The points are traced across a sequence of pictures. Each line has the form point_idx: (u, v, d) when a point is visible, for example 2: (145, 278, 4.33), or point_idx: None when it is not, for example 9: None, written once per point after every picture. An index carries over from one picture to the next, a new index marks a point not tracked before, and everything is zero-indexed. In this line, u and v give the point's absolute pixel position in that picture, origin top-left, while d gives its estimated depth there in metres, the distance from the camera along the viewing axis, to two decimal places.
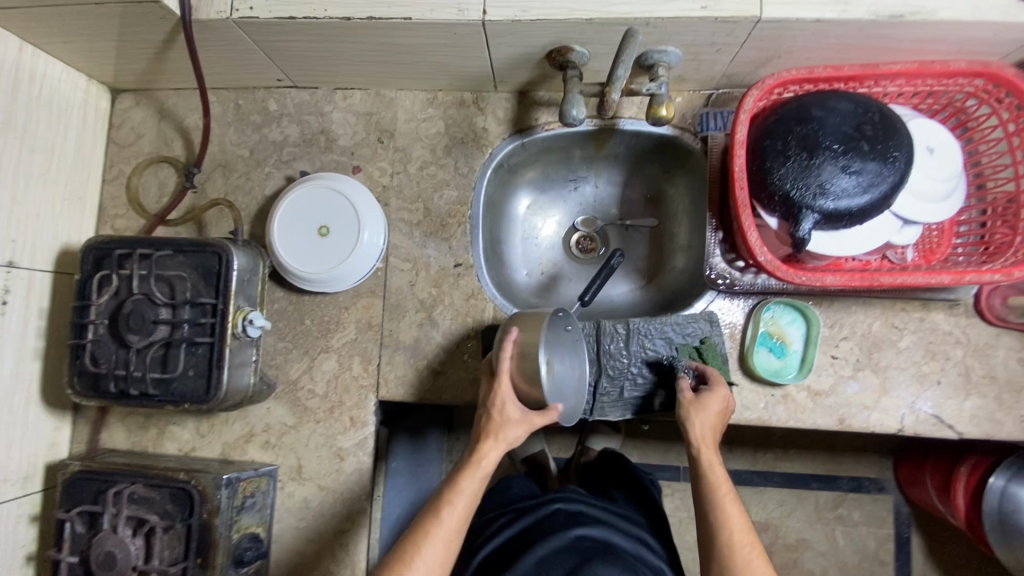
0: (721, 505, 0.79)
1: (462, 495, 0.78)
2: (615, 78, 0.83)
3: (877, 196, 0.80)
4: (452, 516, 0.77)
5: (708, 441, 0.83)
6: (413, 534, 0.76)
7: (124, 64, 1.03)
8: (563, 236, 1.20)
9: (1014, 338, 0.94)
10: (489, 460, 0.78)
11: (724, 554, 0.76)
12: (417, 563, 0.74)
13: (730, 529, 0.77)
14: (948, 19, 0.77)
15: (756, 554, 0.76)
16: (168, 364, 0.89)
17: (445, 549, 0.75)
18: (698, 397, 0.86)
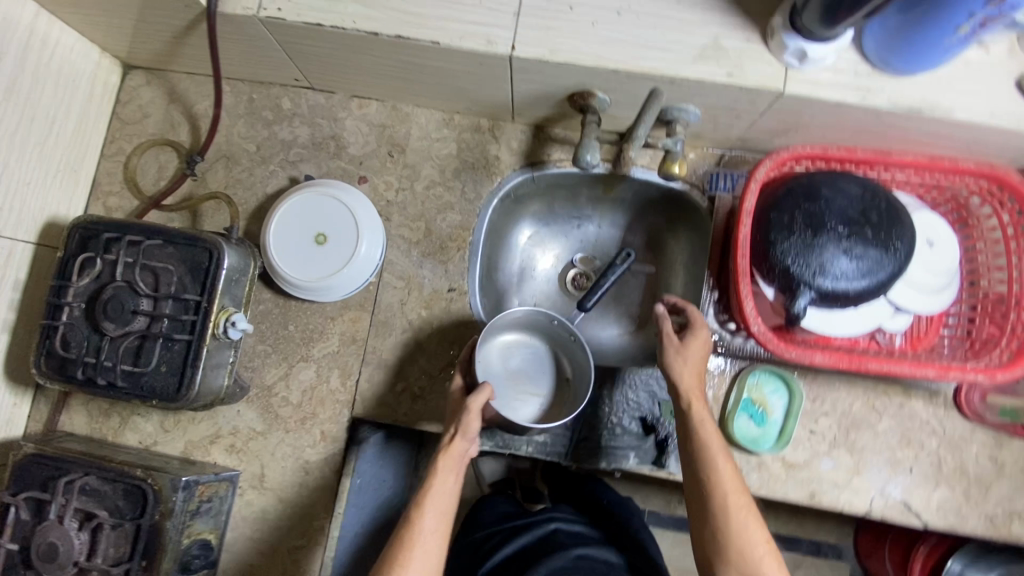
0: (711, 458, 0.77)
1: (434, 497, 0.77)
2: (635, 136, 0.86)
3: (874, 283, 0.80)
4: (428, 518, 0.76)
5: (695, 390, 0.82)
6: (392, 549, 0.74)
7: (141, 42, 1.01)
8: (560, 270, 1.19)
9: (987, 435, 0.95)
10: (450, 456, 0.80)
11: (719, 512, 0.74)
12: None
13: (721, 483, 0.75)
14: (963, 119, 0.79)
15: (746, 510, 0.74)
16: (142, 358, 0.86)
17: (430, 552, 0.74)
18: (686, 346, 0.85)
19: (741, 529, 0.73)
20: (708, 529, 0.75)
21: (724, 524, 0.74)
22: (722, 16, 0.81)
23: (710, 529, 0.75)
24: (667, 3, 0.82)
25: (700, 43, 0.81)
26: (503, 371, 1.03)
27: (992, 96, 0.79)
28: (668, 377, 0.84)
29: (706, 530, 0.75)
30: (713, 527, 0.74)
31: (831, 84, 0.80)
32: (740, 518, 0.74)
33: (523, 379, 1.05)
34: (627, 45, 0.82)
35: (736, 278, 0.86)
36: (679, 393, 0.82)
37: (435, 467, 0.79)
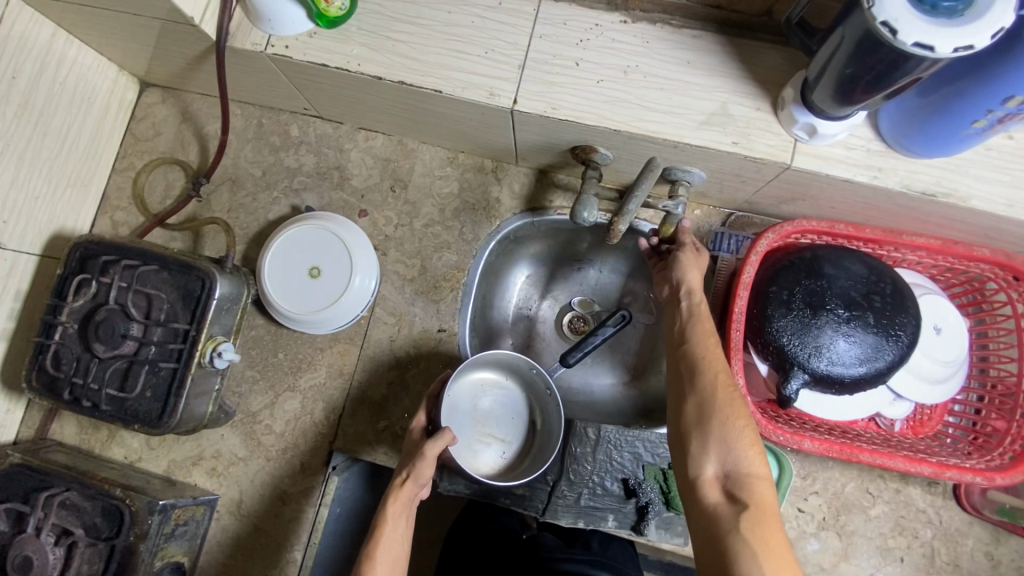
0: (705, 337, 0.74)
1: (384, 549, 0.75)
2: (625, 211, 0.78)
3: (872, 370, 0.77)
4: (379, 572, 0.74)
5: (698, 284, 0.80)
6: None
7: (157, 64, 1.03)
8: (556, 313, 1.17)
9: (986, 530, 0.91)
10: (401, 502, 0.79)
11: (706, 387, 0.70)
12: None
13: (711, 356, 0.72)
14: (979, 208, 0.75)
15: (730, 386, 0.70)
16: (128, 382, 0.88)
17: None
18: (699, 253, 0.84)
19: (726, 404, 0.69)
20: (692, 405, 0.70)
21: (710, 397, 0.69)
22: (732, 83, 0.79)
23: (693, 407, 0.70)
24: (675, 66, 0.80)
25: (707, 109, 0.79)
26: (472, 410, 1.04)
27: (1013, 185, 0.75)
28: (672, 278, 0.82)
29: (691, 410, 0.70)
30: (697, 403, 0.70)
31: (840, 160, 0.77)
32: (726, 391, 0.69)
33: (491, 421, 1.05)
34: (630, 106, 0.80)
35: (728, 351, 0.83)
36: (686, 286, 0.80)
37: (385, 515, 0.78)
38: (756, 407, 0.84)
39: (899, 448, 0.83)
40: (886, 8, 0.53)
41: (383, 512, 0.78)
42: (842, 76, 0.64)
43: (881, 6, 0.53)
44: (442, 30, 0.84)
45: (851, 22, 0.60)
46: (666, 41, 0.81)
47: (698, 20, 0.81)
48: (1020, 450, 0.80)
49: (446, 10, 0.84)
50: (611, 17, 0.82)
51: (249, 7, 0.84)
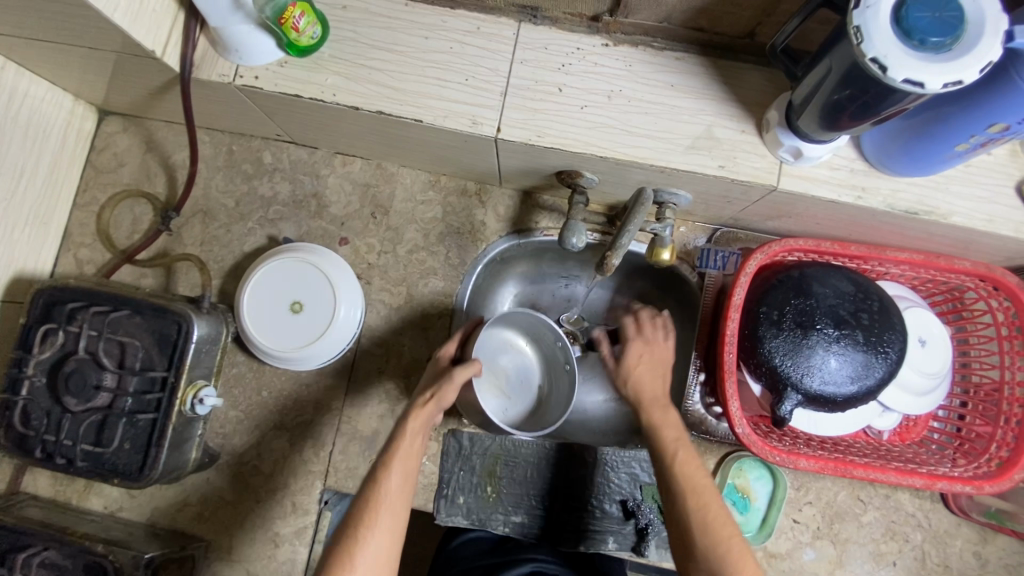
0: (669, 448, 0.76)
1: (399, 456, 0.75)
2: (619, 244, 0.75)
3: (863, 388, 0.78)
4: (393, 478, 0.73)
5: (648, 398, 0.82)
6: (350, 519, 0.69)
7: (116, 93, 0.98)
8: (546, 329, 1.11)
9: (973, 530, 0.94)
10: (421, 416, 0.80)
11: (682, 516, 0.70)
12: (359, 552, 0.66)
13: (683, 476, 0.72)
14: (961, 224, 0.76)
15: (708, 507, 0.70)
16: (104, 435, 0.83)
17: (390, 516, 0.69)
18: (640, 358, 0.87)
19: (705, 528, 0.68)
20: (676, 529, 0.70)
21: (688, 526, 0.69)
22: (717, 105, 0.78)
23: (677, 536, 0.70)
24: (659, 89, 0.79)
25: (693, 132, 0.78)
26: (491, 362, 1.04)
27: (992, 200, 0.76)
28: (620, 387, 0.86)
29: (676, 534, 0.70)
30: (679, 535, 0.70)
31: (826, 180, 0.77)
32: (702, 513, 0.69)
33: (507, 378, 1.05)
34: (616, 132, 0.78)
35: (721, 373, 0.83)
36: (637, 404, 0.83)
37: (405, 426, 0.78)
38: (750, 427, 0.84)
39: (890, 459, 0.84)
40: (875, 45, 0.52)
41: (403, 425, 0.79)
42: (828, 103, 0.63)
43: (870, 42, 0.53)
44: (420, 56, 0.81)
45: (837, 52, 0.60)
46: (649, 64, 0.80)
47: (680, 42, 0.80)
48: (1006, 457, 0.81)
49: (423, 36, 0.81)
50: (593, 40, 0.81)
51: (215, 36, 0.80)
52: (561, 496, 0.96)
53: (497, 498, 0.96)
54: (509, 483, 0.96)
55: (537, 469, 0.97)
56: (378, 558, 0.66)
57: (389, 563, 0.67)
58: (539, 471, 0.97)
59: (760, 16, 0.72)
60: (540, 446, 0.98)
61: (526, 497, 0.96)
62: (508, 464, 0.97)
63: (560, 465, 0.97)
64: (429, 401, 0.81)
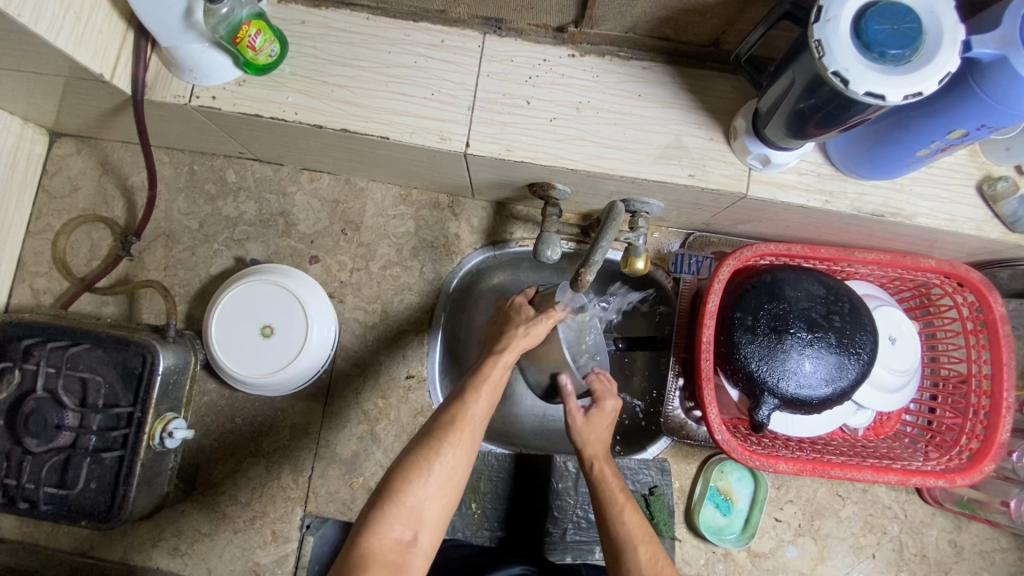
0: (619, 506, 0.74)
1: (488, 382, 0.71)
2: (592, 260, 0.74)
3: (836, 390, 0.78)
4: (479, 403, 0.70)
5: (593, 454, 0.78)
6: (432, 434, 0.66)
7: (66, 115, 0.93)
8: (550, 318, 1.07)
9: (946, 518, 0.97)
10: (515, 349, 0.75)
11: (632, 571, 0.69)
12: (435, 465, 0.64)
13: (629, 530, 0.71)
14: (925, 224, 0.78)
15: (656, 564, 0.69)
16: (68, 476, 0.80)
17: (466, 441, 0.67)
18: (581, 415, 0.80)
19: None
20: None
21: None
22: (684, 114, 0.78)
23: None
24: (627, 100, 0.79)
25: (662, 143, 0.78)
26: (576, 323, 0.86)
27: (954, 200, 0.78)
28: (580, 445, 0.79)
29: None
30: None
31: (794, 186, 0.78)
32: (652, 567, 0.69)
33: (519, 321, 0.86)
34: (586, 143, 0.78)
35: (700, 380, 0.83)
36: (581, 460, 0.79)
37: (498, 354, 0.74)
38: (730, 432, 0.84)
39: (865, 456, 0.86)
40: (836, 59, 0.53)
41: (496, 353, 0.74)
42: (793, 113, 0.63)
43: (831, 56, 0.53)
44: (383, 71, 0.79)
45: (799, 63, 0.60)
46: (616, 74, 0.79)
47: (646, 51, 0.80)
48: (976, 448, 0.83)
49: (386, 50, 0.79)
50: (559, 52, 0.80)
51: (168, 57, 0.76)
52: (547, 508, 0.96)
53: (483, 514, 0.95)
54: (494, 498, 0.96)
55: (523, 483, 0.97)
56: (449, 479, 0.65)
57: (456, 486, 0.66)
58: (524, 484, 0.97)
59: (723, 25, 0.72)
60: (525, 459, 0.98)
61: (511, 511, 0.96)
62: (493, 478, 0.97)
63: (545, 477, 0.97)
64: (520, 332, 0.76)
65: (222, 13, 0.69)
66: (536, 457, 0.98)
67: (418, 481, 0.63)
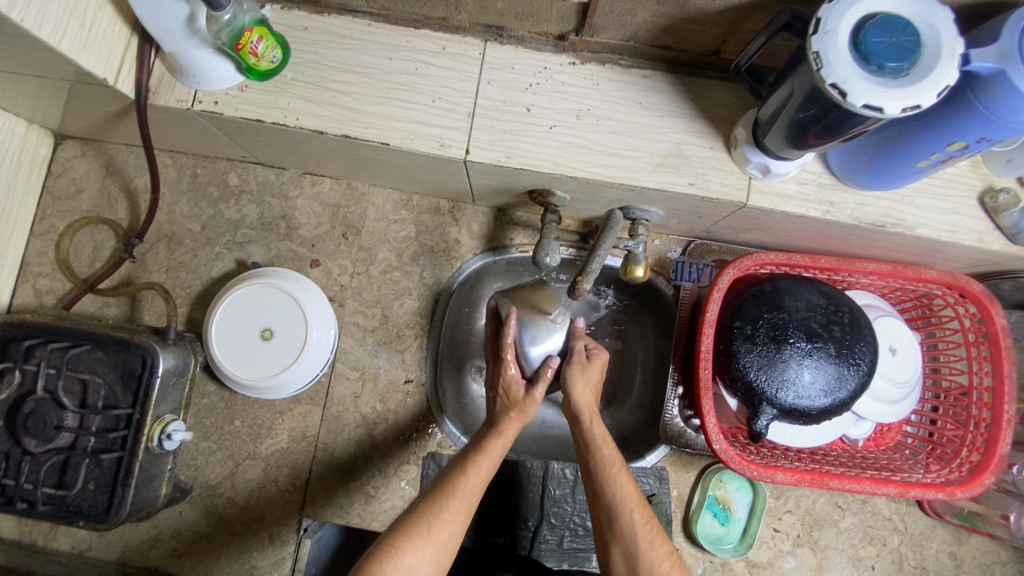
0: (611, 471, 0.73)
1: (488, 458, 0.74)
2: (588, 270, 0.74)
3: (835, 401, 0.78)
4: (477, 475, 0.72)
5: (589, 407, 0.79)
6: (431, 498, 0.69)
7: (71, 118, 0.94)
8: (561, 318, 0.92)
9: (947, 531, 0.96)
10: (513, 429, 0.78)
11: (627, 532, 0.69)
12: (434, 527, 0.66)
13: (623, 493, 0.71)
14: (926, 235, 0.77)
15: (649, 525, 0.70)
16: (67, 477, 0.80)
17: (462, 512, 0.69)
18: (574, 362, 0.80)
19: (649, 548, 0.68)
20: (618, 555, 0.69)
21: (634, 543, 0.68)
22: (685, 123, 0.78)
23: (619, 557, 0.69)
24: (627, 107, 0.79)
25: (662, 151, 0.78)
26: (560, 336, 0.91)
27: (955, 211, 0.78)
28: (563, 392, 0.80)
29: (617, 558, 0.69)
30: (623, 555, 0.69)
31: (794, 196, 0.77)
32: (646, 531, 0.69)
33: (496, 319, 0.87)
34: (585, 151, 0.78)
35: (698, 389, 0.83)
36: (574, 410, 0.79)
37: (497, 434, 0.77)
38: (728, 442, 0.84)
39: (865, 467, 0.85)
40: (835, 70, 0.53)
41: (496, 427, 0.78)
42: (794, 122, 0.63)
43: (831, 67, 0.53)
44: (385, 78, 0.79)
45: (799, 74, 0.60)
46: (617, 82, 0.79)
47: (646, 60, 0.80)
48: (976, 461, 0.82)
49: (387, 57, 0.80)
50: (560, 59, 0.80)
51: (171, 62, 0.77)
52: (544, 515, 0.96)
53: (479, 520, 0.96)
54: (490, 505, 0.96)
55: (520, 489, 0.97)
56: (442, 545, 0.66)
57: (447, 553, 0.67)
58: (521, 492, 0.96)
59: (724, 34, 0.72)
60: (523, 466, 0.97)
61: (508, 518, 0.96)
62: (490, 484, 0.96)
63: (542, 484, 0.97)
64: (514, 419, 0.78)
65: (225, 19, 0.70)
66: (533, 464, 0.98)
67: (415, 541, 0.65)
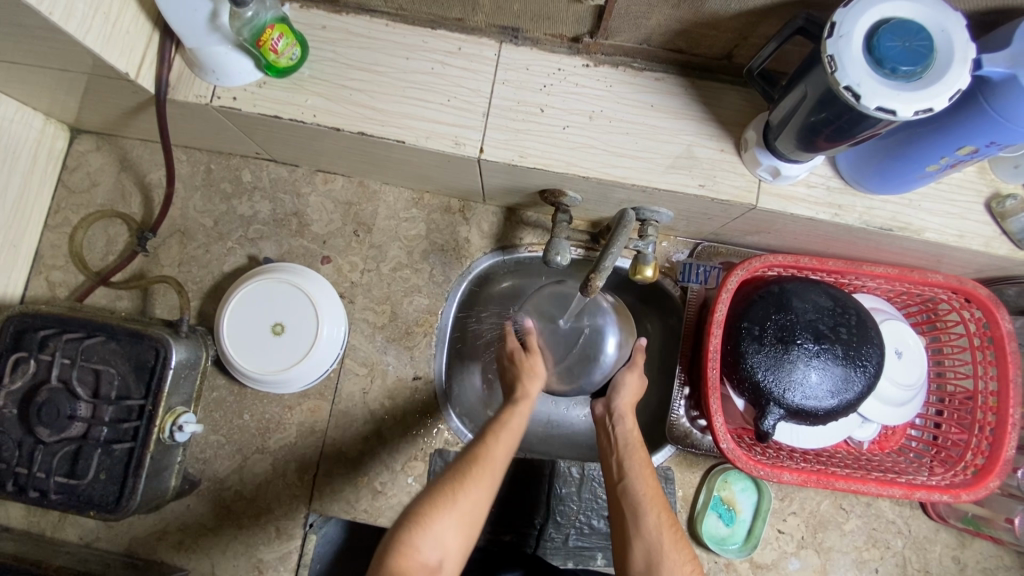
0: (643, 472, 0.74)
1: (509, 427, 0.74)
2: (602, 265, 0.75)
3: (843, 402, 0.78)
4: (501, 446, 0.72)
5: (629, 410, 0.80)
6: (456, 468, 0.68)
7: (88, 112, 0.95)
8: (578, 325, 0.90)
9: (951, 535, 0.97)
10: (528, 401, 0.78)
11: (652, 534, 0.69)
12: (460, 496, 0.66)
13: (650, 493, 0.72)
14: (933, 239, 0.78)
15: (673, 528, 0.70)
16: (79, 467, 0.81)
17: (487, 483, 0.68)
18: (633, 370, 0.84)
19: (672, 550, 0.68)
20: (641, 555, 0.68)
21: (658, 545, 0.68)
22: (696, 125, 0.79)
23: (640, 554, 0.69)
24: (639, 109, 0.80)
25: (673, 152, 0.79)
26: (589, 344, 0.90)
27: (962, 216, 0.79)
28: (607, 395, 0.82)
29: (638, 559, 0.68)
30: (645, 555, 0.68)
31: (803, 199, 0.78)
32: (670, 534, 0.69)
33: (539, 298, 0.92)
34: (598, 152, 0.79)
35: (706, 389, 0.83)
36: (617, 410, 0.80)
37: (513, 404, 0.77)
38: (735, 442, 0.84)
39: (870, 469, 0.86)
40: (849, 74, 0.54)
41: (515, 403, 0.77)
42: (804, 126, 0.64)
43: (844, 70, 0.54)
44: (401, 77, 0.80)
45: (811, 79, 0.61)
46: (629, 85, 0.81)
47: (659, 63, 0.81)
48: (981, 464, 0.83)
49: (404, 56, 0.81)
50: (573, 61, 0.81)
51: (192, 58, 0.78)
52: (549, 513, 0.96)
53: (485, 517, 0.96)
54: (496, 501, 0.96)
55: (526, 487, 0.97)
56: (468, 513, 0.65)
57: (473, 525, 0.66)
58: (527, 489, 0.97)
59: (736, 39, 0.73)
60: (529, 464, 0.98)
61: (514, 515, 0.96)
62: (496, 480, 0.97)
63: (548, 482, 0.97)
64: (527, 383, 0.79)
65: (247, 16, 0.71)
66: (539, 462, 0.98)
67: (443, 510, 0.64)
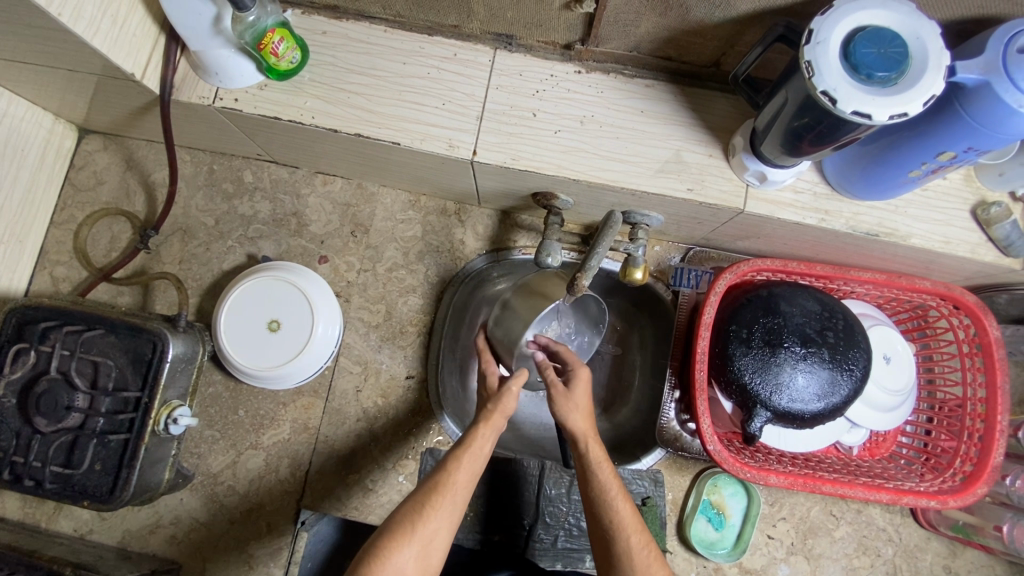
0: (610, 500, 0.71)
1: (472, 455, 0.73)
2: (587, 266, 0.76)
3: (829, 405, 0.79)
4: (463, 473, 0.71)
5: (584, 428, 0.74)
6: (416, 501, 0.69)
7: (95, 113, 0.98)
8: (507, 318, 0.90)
9: (942, 544, 0.96)
10: (495, 426, 0.75)
11: (624, 559, 0.69)
12: (419, 530, 0.67)
13: (621, 519, 0.70)
14: (919, 245, 0.79)
15: (647, 550, 0.70)
16: (74, 457, 0.82)
17: (449, 511, 0.69)
18: (556, 393, 0.75)
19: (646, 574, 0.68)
20: None
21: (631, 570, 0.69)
22: (685, 130, 0.81)
23: None
24: (629, 114, 0.82)
25: (662, 157, 0.80)
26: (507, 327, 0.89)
27: (947, 223, 0.80)
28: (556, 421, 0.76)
29: None
30: None
31: (790, 204, 0.80)
32: (643, 557, 0.69)
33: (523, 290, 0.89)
34: (588, 156, 0.81)
35: (693, 391, 0.84)
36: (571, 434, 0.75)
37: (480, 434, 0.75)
38: (722, 444, 0.84)
39: (858, 474, 0.86)
40: (825, 78, 0.55)
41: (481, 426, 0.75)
42: (789, 130, 0.66)
43: (821, 75, 0.56)
44: (397, 81, 0.83)
45: (793, 84, 0.63)
46: (620, 91, 0.82)
47: (650, 71, 0.83)
48: (970, 471, 0.83)
49: (401, 61, 0.84)
50: (566, 67, 0.83)
51: (196, 60, 0.81)
52: (538, 513, 0.96)
53: (474, 517, 0.97)
54: (487, 502, 0.97)
55: (516, 487, 0.97)
56: (429, 546, 0.67)
57: (436, 552, 0.68)
58: (517, 490, 0.97)
59: (724, 47, 0.75)
60: (520, 465, 0.98)
61: (503, 516, 0.97)
62: (487, 482, 0.97)
63: (537, 482, 0.98)
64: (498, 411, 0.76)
65: (249, 20, 0.73)
66: (529, 462, 0.99)
67: (401, 544, 0.65)
